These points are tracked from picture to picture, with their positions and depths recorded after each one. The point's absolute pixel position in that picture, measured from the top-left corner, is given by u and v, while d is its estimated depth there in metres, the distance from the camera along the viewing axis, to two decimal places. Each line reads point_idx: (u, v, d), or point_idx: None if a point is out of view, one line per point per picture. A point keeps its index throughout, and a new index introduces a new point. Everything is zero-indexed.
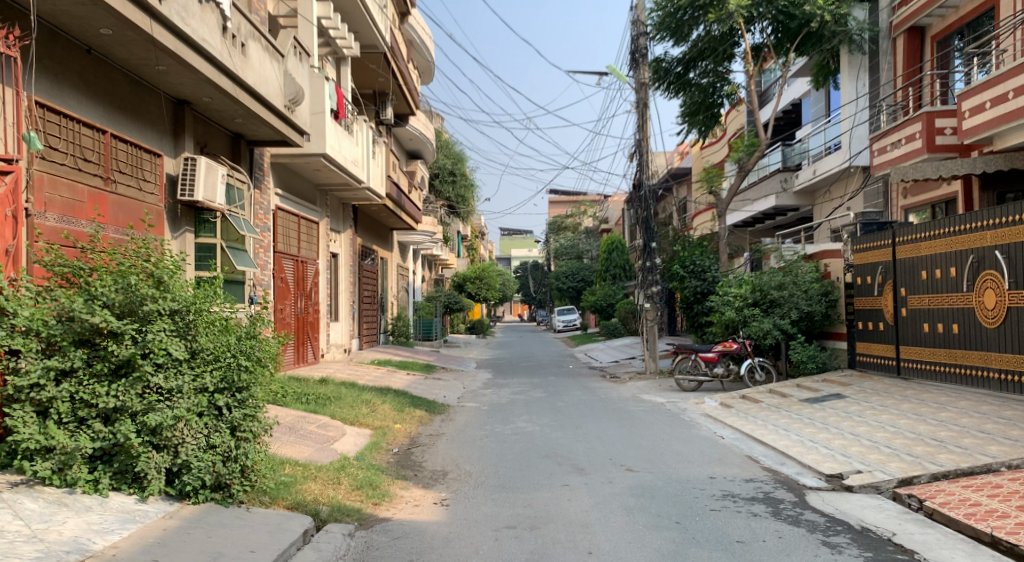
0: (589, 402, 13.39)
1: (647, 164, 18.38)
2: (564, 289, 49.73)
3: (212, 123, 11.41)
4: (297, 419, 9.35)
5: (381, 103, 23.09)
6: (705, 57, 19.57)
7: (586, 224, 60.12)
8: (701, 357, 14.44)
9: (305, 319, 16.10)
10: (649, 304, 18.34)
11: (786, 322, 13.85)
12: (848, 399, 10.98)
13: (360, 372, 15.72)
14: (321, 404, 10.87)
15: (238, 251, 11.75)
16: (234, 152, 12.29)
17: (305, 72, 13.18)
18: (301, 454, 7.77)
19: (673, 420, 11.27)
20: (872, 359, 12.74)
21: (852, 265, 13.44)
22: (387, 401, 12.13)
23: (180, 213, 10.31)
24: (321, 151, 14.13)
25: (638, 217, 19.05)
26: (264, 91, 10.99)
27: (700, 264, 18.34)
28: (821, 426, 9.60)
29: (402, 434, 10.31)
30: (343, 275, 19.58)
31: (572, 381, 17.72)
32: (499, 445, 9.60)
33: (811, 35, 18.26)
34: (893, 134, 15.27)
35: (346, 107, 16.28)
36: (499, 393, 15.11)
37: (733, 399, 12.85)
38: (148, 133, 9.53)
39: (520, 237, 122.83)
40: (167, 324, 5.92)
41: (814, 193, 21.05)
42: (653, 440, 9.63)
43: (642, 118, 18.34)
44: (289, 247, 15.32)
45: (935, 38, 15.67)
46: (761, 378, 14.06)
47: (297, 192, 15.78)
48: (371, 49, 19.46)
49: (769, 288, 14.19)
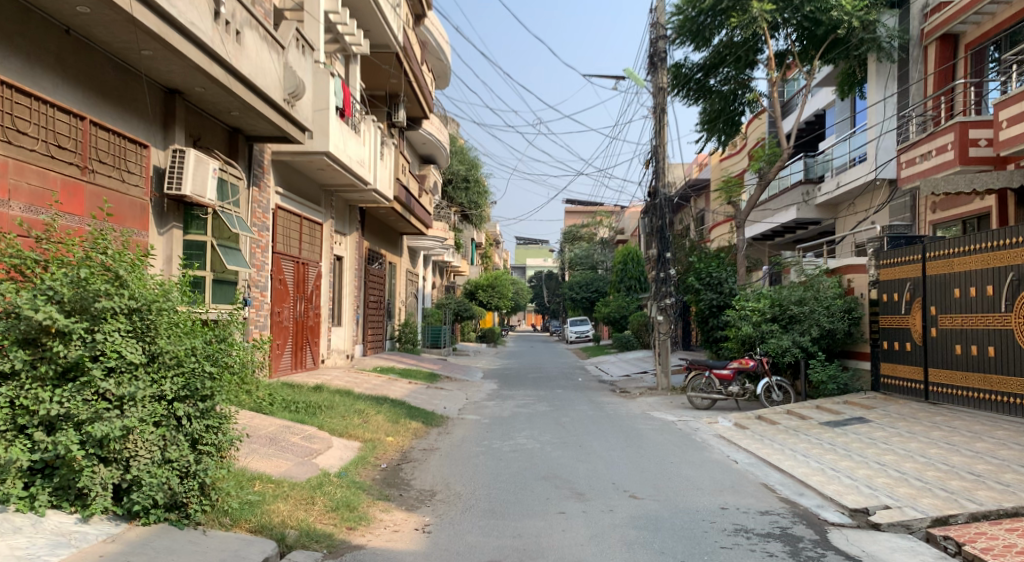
0: (596, 418, 12.74)
1: (664, 171, 17.73)
2: (577, 299, 49.09)
3: (207, 116, 10.92)
4: (281, 430, 8.77)
5: (394, 104, 22.63)
6: (726, 63, 18.90)
7: (602, 234, 59.39)
8: (716, 374, 13.80)
9: (304, 324, 15.57)
10: (662, 316, 17.74)
11: (806, 339, 13.14)
12: (872, 424, 10.24)
13: (360, 380, 15.16)
14: (310, 413, 10.30)
15: (231, 249, 11.23)
16: (231, 147, 11.81)
17: (309, 66, 12.68)
18: (276, 469, 7.16)
19: (684, 441, 10.58)
20: (898, 381, 11.99)
21: (877, 281, 12.73)
22: (382, 411, 11.54)
23: (167, 209, 9.77)
24: (324, 149, 13.67)
25: (653, 227, 18.40)
26: (260, 83, 10.48)
27: (717, 276, 17.63)
28: (843, 453, 8.87)
29: (394, 448, 9.71)
30: (348, 279, 19.07)
31: (580, 394, 17.07)
32: (496, 464, 8.96)
33: (839, 41, 17.52)
34: (924, 145, 14.55)
35: (353, 105, 15.75)
36: (502, 406, 14.47)
37: (749, 420, 12.17)
38: (135, 123, 9.03)
39: (535, 245, 122.28)
40: (122, 324, 5.35)
41: (837, 206, 20.33)
42: (660, 462, 8.95)
43: (659, 124, 17.71)
44: (289, 248, 14.81)
45: (970, 45, 14.89)
46: (778, 398, 13.30)
47: (300, 192, 15.30)
48: (382, 48, 18.96)
49: (789, 303, 13.59)
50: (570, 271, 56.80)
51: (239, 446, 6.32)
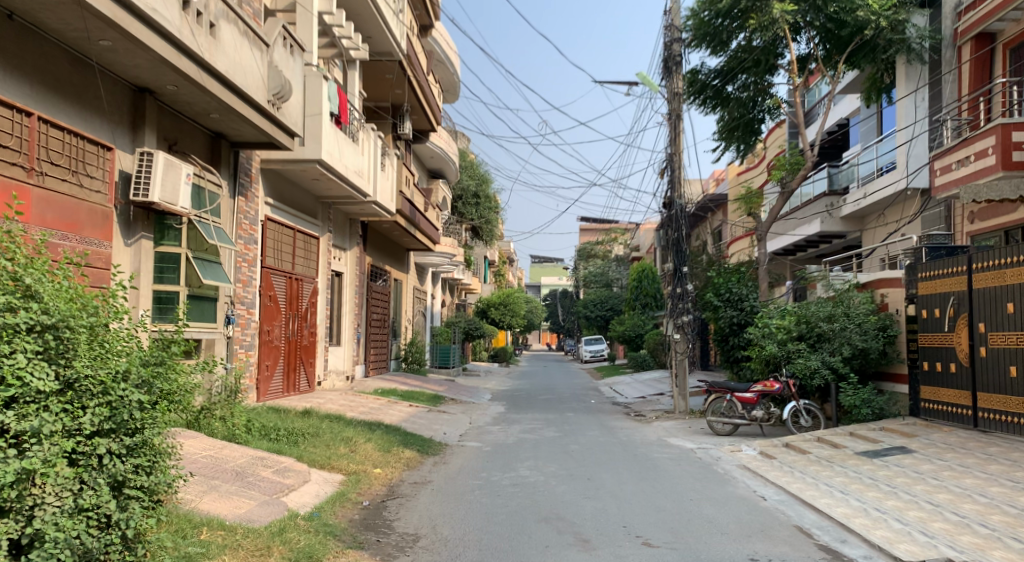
0: (607, 446, 11.68)
1: (680, 181, 16.73)
2: (591, 317, 47.96)
3: (184, 118, 10.12)
4: (250, 464, 7.82)
5: (399, 116, 21.89)
6: (745, 69, 17.98)
7: (617, 251, 58.19)
8: (737, 397, 12.71)
9: (298, 343, 14.68)
10: (679, 335, 16.67)
11: (836, 359, 12.08)
12: (917, 455, 9.12)
13: (356, 403, 14.22)
14: (291, 442, 9.37)
15: (209, 263, 10.36)
16: (213, 154, 10.98)
17: (299, 68, 11.88)
18: (234, 511, 6.20)
19: (704, 473, 9.53)
20: (939, 406, 10.90)
21: (914, 296, 11.66)
22: (372, 439, 10.56)
23: (134, 217, 8.91)
24: (316, 156, 12.83)
25: (667, 240, 17.41)
26: (239, 82, 9.66)
27: (737, 292, 16.52)
28: (887, 490, 7.79)
29: (380, 482, 8.73)
30: (347, 296, 18.17)
31: (592, 418, 16.02)
32: (492, 500, 7.95)
33: (865, 44, 16.60)
34: (960, 150, 13.51)
35: (349, 112, 14.95)
36: (507, 432, 13.43)
37: (775, 448, 11.07)
38: (95, 122, 8.20)
39: (550, 263, 121.22)
40: (32, 343, 4.46)
41: (863, 218, 19.26)
42: (677, 500, 7.92)
43: (674, 132, 16.76)
44: (282, 263, 13.95)
45: (1009, 45, 13.80)
46: (806, 424, 12.19)
47: (294, 203, 14.45)
48: (385, 56, 18.20)
49: (817, 320, 12.53)
50: (585, 289, 55.69)
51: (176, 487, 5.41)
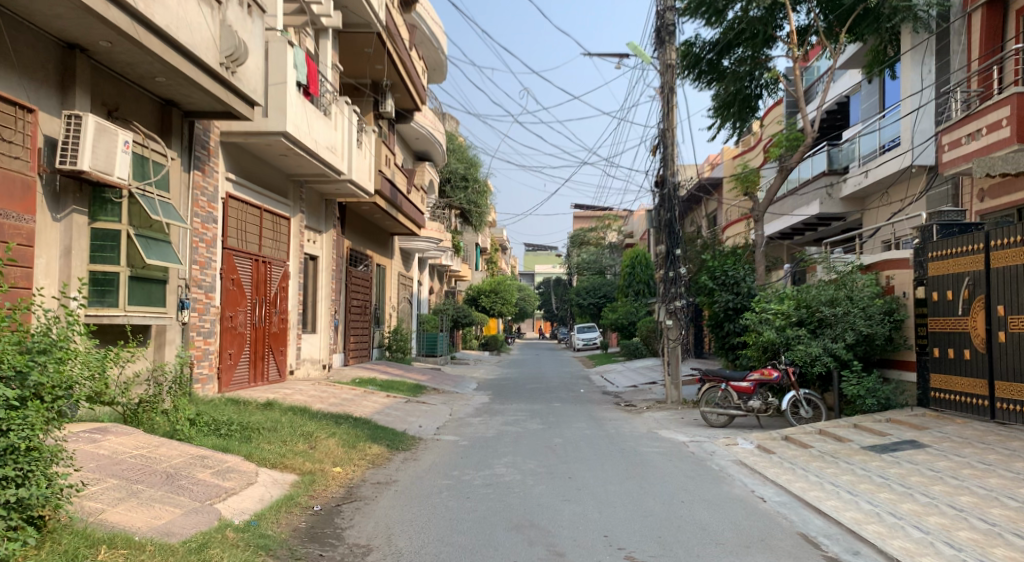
0: (592, 439, 10.83)
1: (673, 159, 15.82)
2: (584, 305, 47.15)
3: (127, 82, 9.18)
4: (186, 464, 6.94)
5: (380, 93, 20.90)
6: (742, 41, 17.09)
7: (610, 237, 57.23)
8: (733, 387, 11.96)
9: (266, 330, 13.80)
10: (671, 321, 15.86)
11: (838, 346, 11.28)
12: (931, 450, 8.31)
13: (327, 394, 13.35)
14: (242, 439, 8.52)
15: (156, 242, 9.43)
16: (162, 123, 10.06)
17: (259, 32, 10.95)
18: (152, 523, 5.36)
19: (697, 470, 8.69)
20: (952, 396, 10.10)
21: (923, 278, 10.83)
22: (337, 433, 9.69)
23: (62, 189, 7.99)
24: (281, 129, 11.92)
25: (659, 221, 16.51)
26: (184, 38, 8.72)
27: (733, 275, 15.62)
28: (901, 491, 6.99)
29: (338, 482, 7.88)
30: (324, 280, 17.26)
31: (580, 408, 15.18)
32: (460, 504, 7.10)
33: (868, 12, 15.56)
34: (971, 122, 12.64)
35: (318, 82, 13.97)
36: (488, 424, 12.55)
37: (774, 441, 10.27)
38: (11, 79, 7.30)
39: (544, 251, 120.16)
40: None
41: (863, 199, 18.46)
42: (666, 502, 7.10)
43: (667, 106, 15.83)
44: (247, 245, 13.04)
45: (1023, 10, 12.89)
46: (806, 415, 11.38)
47: (260, 180, 13.50)
48: (362, 27, 17.19)
49: (818, 304, 11.75)
50: (578, 276, 54.78)
51: (62, 505, 4.59)
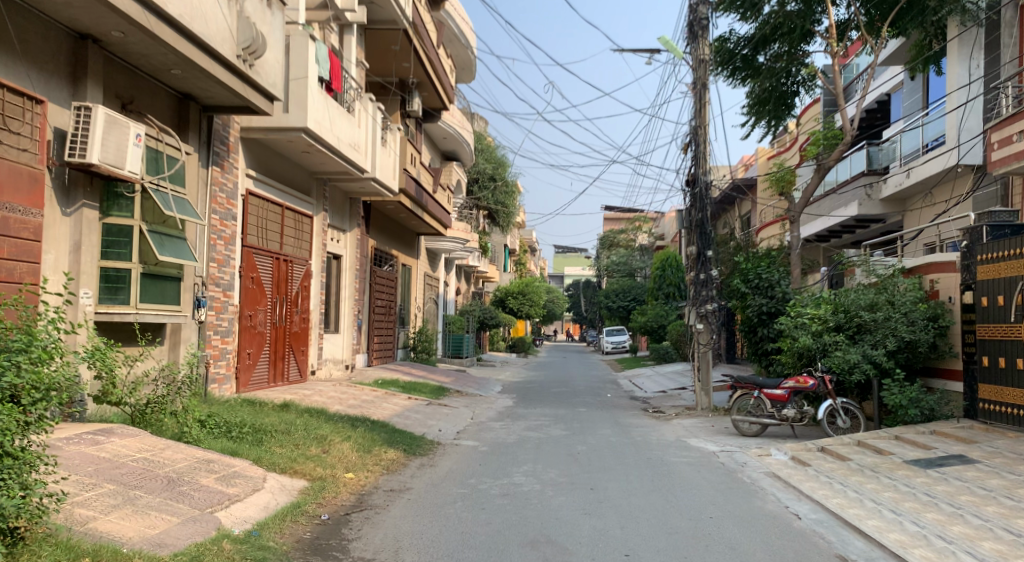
0: (618, 447, 10.40)
1: (706, 156, 15.28)
2: (613, 308, 46.55)
3: (142, 74, 8.98)
4: (190, 468, 6.66)
5: (407, 91, 20.65)
6: (779, 36, 16.53)
7: (640, 240, 56.52)
8: (766, 394, 11.44)
9: (286, 329, 13.58)
10: (701, 324, 15.34)
11: (879, 353, 10.72)
12: (981, 467, 7.78)
13: (347, 395, 13.09)
14: (253, 442, 8.26)
15: (171, 237, 9.22)
16: (180, 117, 9.86)
17: (279, 25, 10.70)
18: (144, 532, 5.08)
19: (728, 483, 8.23)
20: (1003, 409, 9.50)
21: (971, 283, 10.22)
22: (352, 437, 9.38)
23: (72, 182, 7.80)
24: (301, 125, 11.68)
25: (690, 222, 16.01)
26: (199, 29, 8.49)
27: (767, 277, 15.04)
28: (950, 512, 6.51)
29: (349, 488, 7.57)
30: (347, 279, 17.03)
31: (606, 413, 14.72)
32: (474, 515, 6.73)
33: (912, 5, 14.75)
34: (1023, 119, 11.97)
35: (341, 78, 13.72)
36: (510, 429, 12.18)
37: (809, 452, 9.75)
38: (19, 68, 7.12)
39: (574, 253, 119.55)
40: None
41: (905, 200, 17.79)
42: (694, 518, 6.66)
43: (699, 103, 15.31)
44: (267, 243, 12.83)
45: None
46: (843, 425, 10.81)
47: (281, 177, 13.28)
48: (388, 23, 16.93)
49: (857, 309, 11.20)
50: (607, 278, 54.15)
51: (44, 519, 4.38)
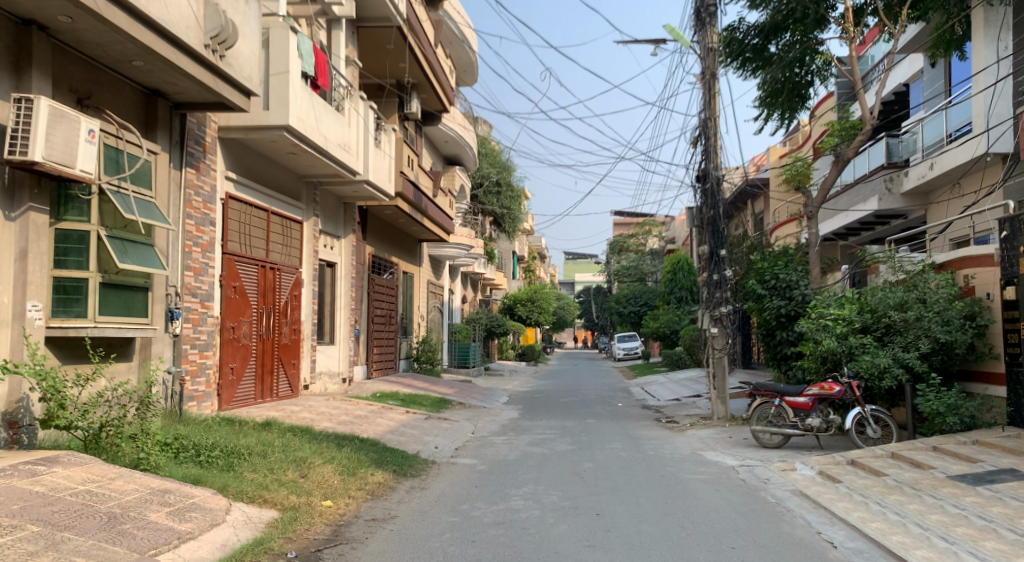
0: (629, 463, 9.56)
1: (716, 150, 14.44)
2: (624, 313, 45.63)
3: (101, 66, 8.26)
4: (139, 502, 5.86)
5: (405, 93, 19.93)
6: (791, 23, 15.68)
7: (650, 244, 55.59)
8: (788, 402, 10.54)
9: (275, 342, 12.83)
10: (716, 329, 14.46)
11: (911, 355, 9.85)
12: None
13: (341, 411, 12.31)
14: (223, 467, 7.48)
15: (136, 243, 8.47)
16: (147, 115, 9.13)
17: (255, 15, 9.97)
18: None
19: (753, 504, 7.36)
20: None
21: (1012, 278, 9.30)
22: (337, 458, 8.58)
23: (16, 184, 7.07)
24: (282, 124, 10.94)
25: (701, 220, 15.14)
26: (160, 15, 7.75)
27: (785, 278, 14.13)
28: (1014, 540, 5.67)
29: (327, 518, 6.78)
30: (342, 287, 16.27)
31: (617, 425, 13.85)
32: (463, 550, 5.89)
33: None
34: None
35: (328, 74, 12.97)
36: (513, 444, 11.35)
37: (839, 467, 8.87)
38: None
39: (584, 259, 118.83)
40: None
41: (928, 194, 16.89)
42: (717, 548, 5.81)
43: (708, 94, 14.47)
44: (252, 249, 12.08)
45: None
46: (874, 435, 9.89)
47: (265, 180, 12.54)
48: (381, 20, 16.21)
49: (885, 309, 10.34)
50: (618, 284, 53.22)
51: None
